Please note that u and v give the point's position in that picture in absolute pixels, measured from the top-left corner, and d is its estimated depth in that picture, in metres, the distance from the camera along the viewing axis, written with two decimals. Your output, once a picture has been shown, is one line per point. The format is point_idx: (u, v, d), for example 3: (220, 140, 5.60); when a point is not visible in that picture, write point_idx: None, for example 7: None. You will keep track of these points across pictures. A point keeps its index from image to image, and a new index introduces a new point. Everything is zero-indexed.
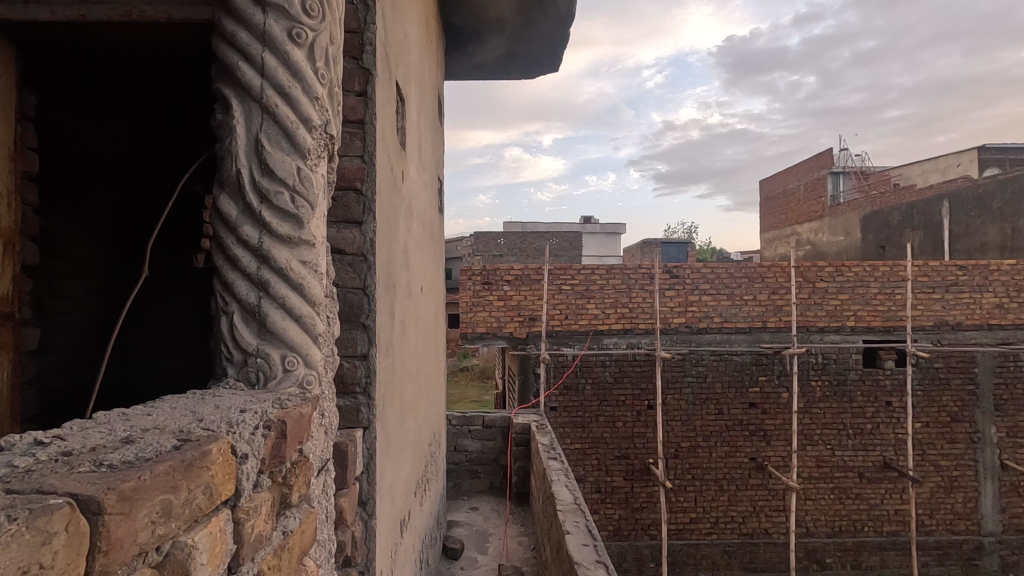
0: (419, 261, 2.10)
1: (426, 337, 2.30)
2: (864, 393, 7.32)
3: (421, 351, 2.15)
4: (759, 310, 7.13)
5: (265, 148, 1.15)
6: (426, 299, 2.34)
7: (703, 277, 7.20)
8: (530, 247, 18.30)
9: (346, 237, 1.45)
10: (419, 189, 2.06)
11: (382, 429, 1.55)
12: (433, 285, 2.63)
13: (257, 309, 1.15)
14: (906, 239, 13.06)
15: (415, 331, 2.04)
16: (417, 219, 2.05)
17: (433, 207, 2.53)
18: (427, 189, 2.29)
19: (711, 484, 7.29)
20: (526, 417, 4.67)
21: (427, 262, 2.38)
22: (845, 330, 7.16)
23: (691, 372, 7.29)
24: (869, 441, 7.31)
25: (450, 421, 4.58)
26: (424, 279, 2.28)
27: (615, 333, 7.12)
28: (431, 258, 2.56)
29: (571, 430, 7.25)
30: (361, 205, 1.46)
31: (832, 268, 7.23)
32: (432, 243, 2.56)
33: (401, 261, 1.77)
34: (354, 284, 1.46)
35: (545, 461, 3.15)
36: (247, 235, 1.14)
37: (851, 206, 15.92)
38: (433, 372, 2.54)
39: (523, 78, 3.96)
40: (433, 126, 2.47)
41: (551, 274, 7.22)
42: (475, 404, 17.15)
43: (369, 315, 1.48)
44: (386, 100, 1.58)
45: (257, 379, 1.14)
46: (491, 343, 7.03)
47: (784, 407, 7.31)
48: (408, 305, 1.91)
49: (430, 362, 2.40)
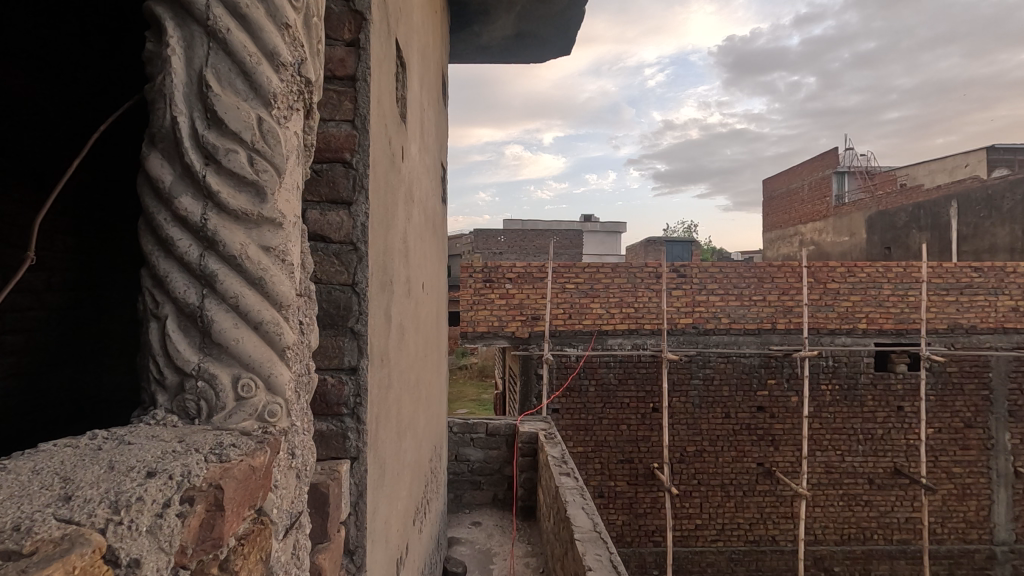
0: (419, 257, 1.89)
1: (427, 340, 2.09)
2: (875, 397, 7.11)
3: (421, 358, 1.93)
4: (769, 311, 6.91)
5: (210, 87, 0.93)
6: (427, 298, 2.13)
7: (711, 276, 6.99)
8: (530, 244, 18.10)
9: (332, 223, 1.25)
10: (421, 175, 1.85)
11: (374, 454, 1.33)
12: (436, 280, 2.43)
13: (199, 312, 0.93)
14: (914, 240, 12.84)
15: (415, 337, 1.82)
16: (418, 210, 1.84)
17: (437, 195, 2.33)
18: (430, 176, 2.08)
19: (717, 489, 7.09)
20: (532, 424, 4.46)
21: (429, 257, 2.17)
22: (856, 333, 6.97)
23: (697, 374, 7.07)
24: (881, 447, 7.11)
25: (450, 428, 4.37)
26: (426, 275, 2.07)
27: (620, 333, 6.91)
28: (434, 252, 2.35)
29: (574, 433, 7.04)
30: (350, 183, 1.25)
31: (844, 268, 7.01)
32: (434, 235, 2.36)
33: (399, 256, 1.56)
34: (341, 280, 1.25)
35: (557, 478, 2.92)
36: (186, 209, 0.92)
37: (856, 206, 15.72)
38: (435, 377, 2.34)
39: (531, 60, 3.74)
40: (438, 105, 2.26)
41: (555, 272, 6.99)
42: (474, 403, 16.94)
43: (359, 318, 1.26)
44: (382, 58, 1.36)
45: (197, 412, 0.93)
46: (492, 343, 6.82)
47: (793, 411, 7.09)
48: (408, 308, 1.70)
49: (432, 368, 2.20)
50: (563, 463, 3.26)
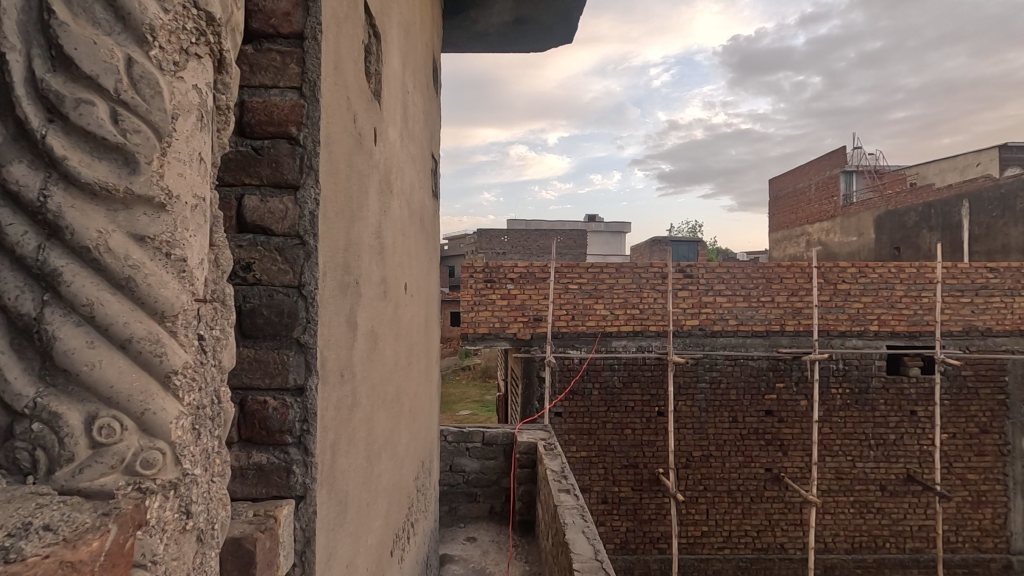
0: (399, 253, 1.74)
1: (410, 346, 1.95)
2: (887, 402, 6.91)
3: (401, 364, 1.78)
4: (777, 313, 6.74)
5: (58, 22, 0.77)
6: (411, 299, 1.99)
7: (717, 277, 6.81)
8: (534, 244, 17.92)
9: (273, 213, 1.10)
10: (402, 165, 1.71)
11: (331, 484, 1.18)
12: (424, 279, 2.29)
13: (36, 321, 0.76)
14: (925, 240, 12.60)
15: (393, 343, 1.67)
16: (398, 203, 1.69)
17: (425, 187, 2.19)
18: (416, 166, 1.93)
19: (724, 495, 6.90)
20: (532, 434, 4.30)
21: (415, 254, 2.03)
22: (868, 335, 6.78)
23: (703, 377, 6.90)
24: (893, 453, 6.90)
25: (445, 437, 4.23)
26: (409, 274, 1.93)
27: (624, 335, 6.73)
28: (422, 249, 2.20)
29: (577, 437, 6.87)
30: (296, 165, 1.10)
31: (855, 269, 6.82)
32: (423, 230, 2.21)
33: (370, 253, 1.41)
34: (285, 281, 1.10)
35: (556, 495, 2.76)
36: (20, 184, 0.76)
37: (865, 206, 15.49)
38: (421, 385, 2.20)
39: (531, 50, 3.59)
40: (428, 91, 2.11)
41: (557, 272, 6.82)
42: (477, 405, 16.78)
43: (306, 328, 1.10)
44: (342, 25, 1.21)
45: (33, 467, 0.74)
46: (493, 345, 6.68)
47: (802, 415, 6.90)
48: (382, 312, 1.54)
49: (415, 376, 2.05)
50: (563, 477, 3.09)
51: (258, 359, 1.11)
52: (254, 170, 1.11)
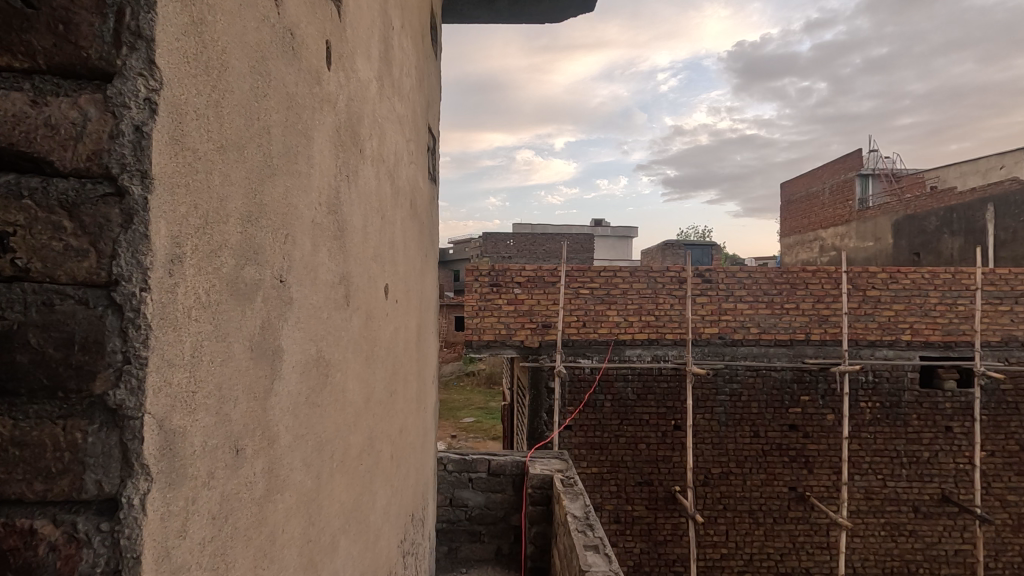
0: (364, 248, 1.35)
1: (386, 367, 1.56)
2: (921, 417, 6.45)
3: (368, 393, 1.41)
4: (801, 321, 6.31)
5: None
6: (392, 307, 1.61)
7: (738, 282, 6.40)
8: (541, 248, 17.45)
9: (54, 129, 0.69)
10: (365, 123, 1.32)
11: None
12: (416, 280, 1.92)
13: None
14: (946, 245, 12.16)
15: (352, 369, 1.29)
16: (359, 179, 1.29)
17: (415, 165, 1.80)
18: (395, 133, 1.54)
19: (744, 515, 6.45)
20: (546, 464, 3.91)
21: (398, 248, 1.64)
22: (899, 345, 6.36)
23: (723, 389, 6.48)
24: (926, 472, 6.44)
25: (446, 467, 3.96)
26: (388, 276, 1.55)
27: (639, 344, 6.33)
28: (411, 243, 1.82)
29: (587, 452, 6.44)
30: (106, 32, 0.68)
31: (885, 274, 6.39)
32: (413, 218, 1.83)
33: (301, 243, 1.02)
34: (89, 271, 0.69)
35: (584, 556, 2.36)
36: None
37: (881, 210, 15.06)
38: (407, 413, 1.83)
39: (543, 18, 3.19)
40: (417, 38, 1.71)
41: (568, 276, 6.41)
42: (482, 412, 16.43)
43: (120, 380, 0.66)
44: None
45: None
46: (499, 352, 6.28)
47: (830, 431, 6.44)
48: (330, 327, 1.15)
49: (396, 405, 1.68)
50: (589, 529, 2.68)
51: (20, 441, 0.67)
52: (20, 39, 0.69)
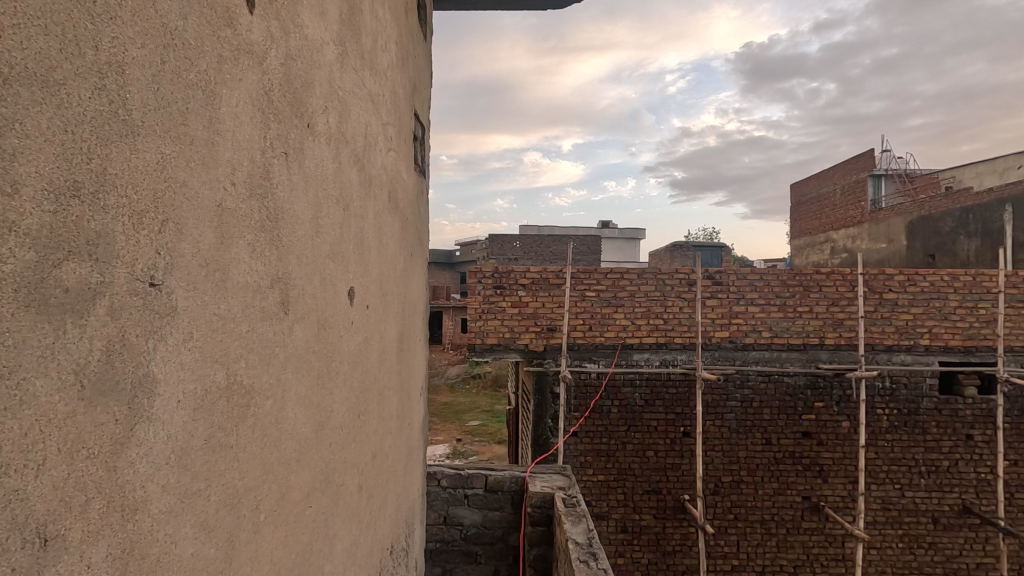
0: (288, 260, 1.22)
1: (334, 387, 1.49)
2: (940, 425, 6.23)
3: (308, 418, 1.34)
4: (815, 324, 6.11)
5: None
6: (343, 323, 1.54)
7: (749, 284, 6.19)
8: (548, 250, 17.25)
9: None
10: (275, 115, 1.16)
11: None
12: (380, 291, 1.85)
13: None
14: (962, 248, 11.88)
15: (282, 396, 1.21)
16: (278, 185, 1.17)
17: (364, 167, 1.68)
18: (325, 131, 1.41)
19: (757, 525, 6.22)
20: (548, 481, 3.77)
21: (345, 259, 1.54)
22: (918, 350, 6.14)
23: (734, 395, 6.28)
24: (946, 481, 6.21)
25: (440, 483, 3.93)
26: (333, 291, 1.46)
27: (647, 348, 6.15)
28: (369, 253, 1.73)
29: (594, 459, 6.26)
30: None
31: (903, 276, 6.17)
32: (369, 226, 1.74)
33: (185, 256, 0.89)
34: None
35: None
36: None
37: (894, 211, 14.78)
38: (370, 429, 1.77)
39: None
40: (353, 24, 1.57)
41: (574, 278, 6.23)
42: (488, 416, 16.25)
43: None
44: None
45: None
46: (502, 357, 6.13)
47: (845, 439, 6.22)
48: (234, 351, 1.02)
49: (352, 423, 1.62)
50: (592, 560, 2.50)
51: None
52: None
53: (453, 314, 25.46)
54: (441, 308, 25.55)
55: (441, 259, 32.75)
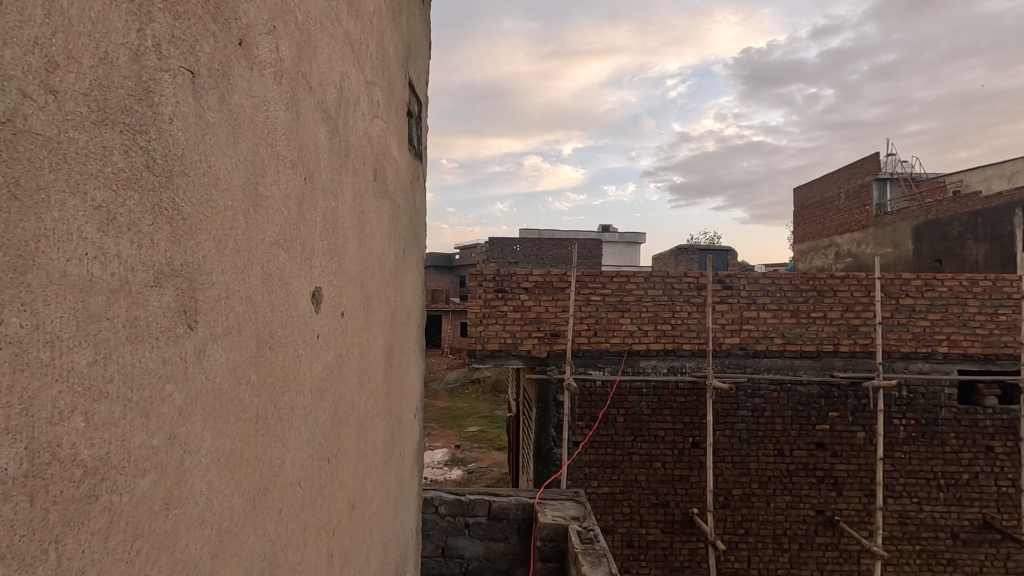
0: (185, 247, 0.81)
1: (281, 425, 1.12)
2: (959, 436, 5.98)
3: (236, 476, 0.96)
4: (829, 331, 5.88)
5: None
6: (297, 337, 1.19)
7: (761, 288, 5.94)
8: (548, 254, 17.01)
9: None
10: (157, 14, 0.76)
11: None
12: (351, 294, 1.53)
13: None
14: (970, 253, 11.68)
15: (182, 453, 0.81)
16: (163, 126, 0.77)
17: (327, 134, 1.35)
18: (265, 66, 1.04)
19: (769, 540, 5.96)
20: (560, 509, 3.59)
21: (296, 254, 1.18)
22: (935, 358, 5.91)
23: (744, 404, 6.03)
24: (966, 495, 5.95)
25: (438, 511, 3.75)
26: (279, 293, 1.11)
27: (654, 354, 5.92)
28: (333, 247, 1.39)
29: (599, 471, 6.01)
30: None
31: (920, 281, 5.92)
32: (333, 211, 1.40)
33: None
34: None
35: None
36: None
37: (900, 215, 14.57)
38: (333, 471, 1.43)
39: None
40: None
41: (578, 282, 5.99)
42: (488, 421, 16.01)
43: None
44: None
45: None
46: (504, 363, 5.91)
47: (860, 450, 5.96)
48: (49, 395, 0.60)
49: (310, 472, 1.27)
50: None
51: None
52: None
53: (452, 318, 25.24)
54: (441, 312, 25.34)
55: (441, 262, 32.53)
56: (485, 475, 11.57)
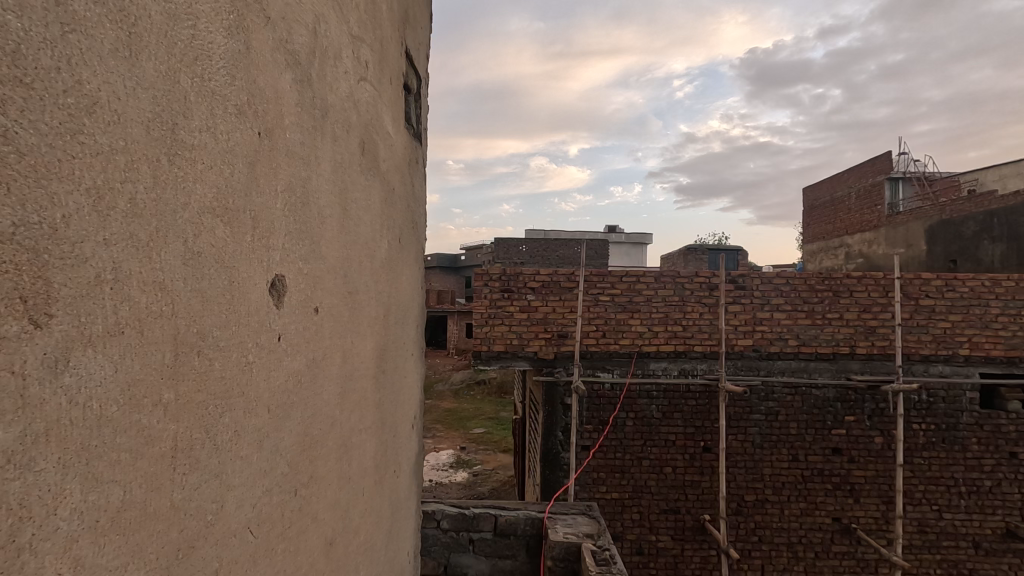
0: (29, 199, 0.62)
1: (219, 433, 0.96)
2: (981, 442, 5.77)
3: (140, 499, 0.78)
4: (845, 332, 5.69)
5: None
6: (243, 329, 1.02)
7: (775, 288, 5.76)
8: (554, 255, 16.83)
9: None
10: None
11: None
12: (328, 288, 1.38)
13: None
14: (986, 253, 11.39)
15: (9, 509, 0.59)
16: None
17: (290, 93, 1.19)
18: None
19: (782, 548, 5.78)
20: (569, 525, 3.47)
21: (239, 230, 1.01)
22: (956, 361, 5.71)
23: (758, 408, 5.86)
24: (988, 503, 5.74)
25: (441, 526, 3.62)
26: (214, 278, 0.94)
27: (664, 356, 5.76)
28: (299, 230, 1.23)
29: (607, 476, 5.85)
30: None
31: (941, 282, 5.72)
32: (299, 187, 1.24)
33: None
34: None
35: None
36: None
37: (913, 215, 14.31)
38: (300, 490, 1.26)
39: None
40: None
41: (586, 281, 5.83)
42: (493, 423, 15.86)
43: None
44: None
45: None
46: (510, 365, 5.77)
47: (878, 455, 5.77)
48: None
49: (266, 506, 1.11)
50: None
51: None
52: None
53: (458, 318, 25.12)
54: (446, 313, 25.24)
55: (447, 263, 32.43)
56: (490, 477, 11.42)
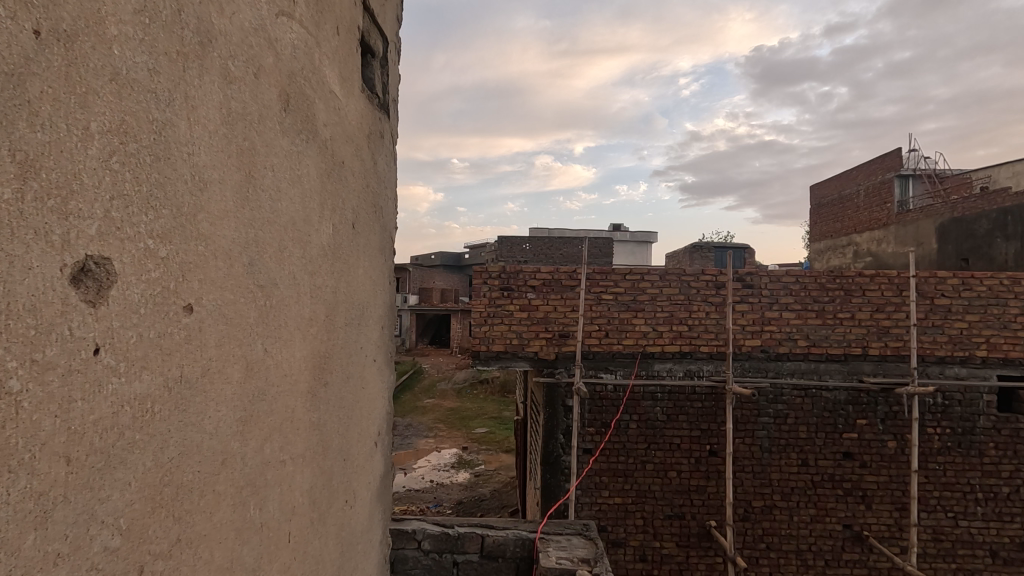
0: None
1: None
2: (999, 447, 5.55)
3: None
4: (857, 332, 5.48)
5: None
6: (31, 326, 0.78)
7: (783, 287, 5.56)
8: (557, 253, 16.59)
9: None
10: None
11: None
12: (211, 289, 1.16)
13: None
14: (999, 251, 11.11)
15: None
16: None
17: (134, 7, 0.96)
18: None
19: (792, 556, 5.59)
20: (561, 546, 3.33)
21: (20, 179, 0.76)
22: (973, 362, 5.49)
23: (766, 411, 5.66)
24: (1006, 510, 5.52)
25: (421, 546, 3.45)
26: None
27: (669, 357, 5.58)
28: (157, 200, 1.01)
29: (610, 480, 5.67)
30: None
31: (957, 280, 5.49)
32: (162, 153, 1.02)
33: None
34: None
35: None
36: None
37: (923, 213, 14.03)
38: (161, 544, 1.02)
39: None
40: None
41: (589, 279, 5.63)
42: (495, 423, 15.69)
43: None
44: None
45: None
46: (510, 366, 5.60)
47: (891, 460, 5.56)
48: None
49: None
50: None
51: None
52: None
53: (460, 317, 24.95)
54: (449, 312, 25.10)
55: (451, 262, 32.34)
56: (492, 478, 11.24)
